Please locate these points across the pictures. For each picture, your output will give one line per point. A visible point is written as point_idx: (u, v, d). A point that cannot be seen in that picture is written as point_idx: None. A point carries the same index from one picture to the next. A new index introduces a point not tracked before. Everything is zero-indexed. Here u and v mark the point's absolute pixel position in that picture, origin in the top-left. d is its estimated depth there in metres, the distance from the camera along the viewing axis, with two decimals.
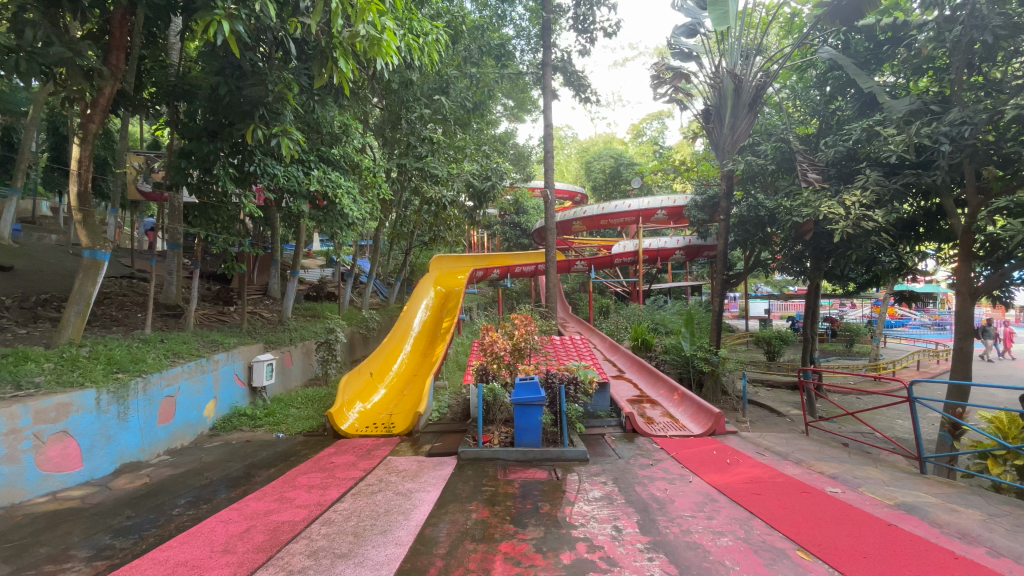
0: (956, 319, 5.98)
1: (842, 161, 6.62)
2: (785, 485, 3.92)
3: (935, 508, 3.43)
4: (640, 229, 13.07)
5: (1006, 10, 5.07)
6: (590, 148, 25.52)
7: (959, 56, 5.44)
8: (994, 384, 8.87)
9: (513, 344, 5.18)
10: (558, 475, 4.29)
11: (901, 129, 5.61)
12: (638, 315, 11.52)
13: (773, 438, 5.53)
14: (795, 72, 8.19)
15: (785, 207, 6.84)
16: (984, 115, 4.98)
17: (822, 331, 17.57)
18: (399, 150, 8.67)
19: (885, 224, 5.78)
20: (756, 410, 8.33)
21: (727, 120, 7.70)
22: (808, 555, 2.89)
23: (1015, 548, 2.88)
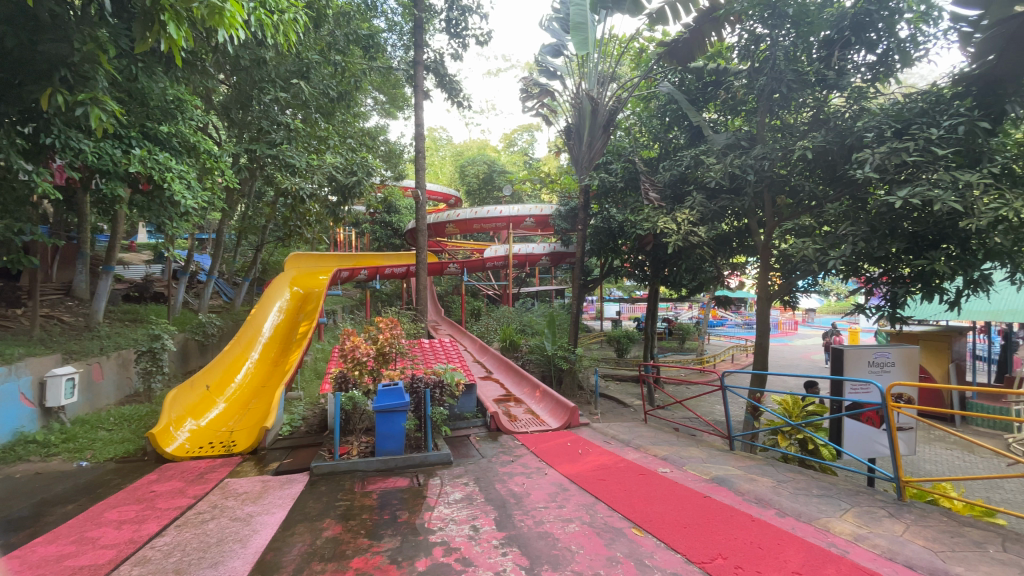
0: (758, 320, 7.21)
1: (677, 183, 7.59)
2: (626, 469, 4.35)
3: (739, 479, 4.10)
4: (511, 235, 13.49)
5: (797, 69, 6.18)
6: (464, 152, 25.81)
7: (765, 101, 6.58)
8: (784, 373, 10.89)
9: (377, 349, 4.92)
10: (419, 482, 4.22)
11: (720, 159, 6.70)
12: (506, 317, 11.85)
13: (618, 427, 6.11)
14: (641, 101, 9.18)
15: (631, 220, 7.62)
16: (778, 153, 6.13)
17: (662, 330, 20.00)
18: (249, 135, 7.80)
19: (706, 238, 6.77)
20: (607, 402, 9.19)
21: (586, 138, 8.39)
22: (640, 531, 3.23)
23: (795, 507, 3.54)
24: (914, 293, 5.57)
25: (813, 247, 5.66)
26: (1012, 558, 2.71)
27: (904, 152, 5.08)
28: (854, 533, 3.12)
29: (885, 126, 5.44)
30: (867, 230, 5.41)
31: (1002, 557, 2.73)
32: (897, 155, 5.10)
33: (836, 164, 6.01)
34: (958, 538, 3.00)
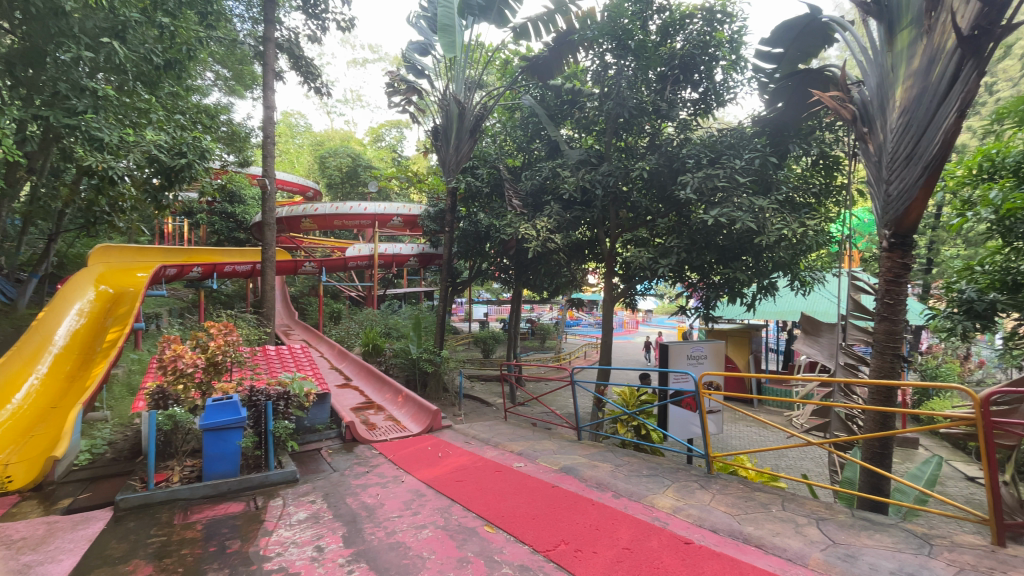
0: (605, 321, 7.94)
1: (537, 192, 7.99)
2: (483, 468, 4.45)
3: (584, 467, 4.45)
4: (376, 234, 12.90)
5: (639, 98, 6.96)
6: (326, 143, 24.12)
7: (612, 124, 7.29)
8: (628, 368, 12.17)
9: (207, 358, 4.29)
10: (258, 504, 3.80)
11: (574, 172, 7.25)
12: (369, 319, 11.32)
13: (479, 427, 6.23)
14: (505, 111, 9.53)
15: (496, 225, 7.81)
16: (622, 171, 6.83)
17: (525, 330, 20.95)
18: (41, 98, 6.37)
19: (562, 245, 7.23)
20: (471, 403, 9.32)
21: (453, 141, 8.40)
22: (492, 528, 3.32)
23: (629, 488, 3.95)
24: (722, 296, 6.66)
25: (647, 255, 6.41)
26: (787, 515, 3.35)
27: (715, 178, 6.02)
28: (674, 506, 3.58)
29: (702, 155, 6.42)
30: (688, 242, 6.30)
31: (780, 515, 3.37)
32: (711, 180, 6.02)
33: (666, 183, 6.92)
34: (750, 501, 3.62)
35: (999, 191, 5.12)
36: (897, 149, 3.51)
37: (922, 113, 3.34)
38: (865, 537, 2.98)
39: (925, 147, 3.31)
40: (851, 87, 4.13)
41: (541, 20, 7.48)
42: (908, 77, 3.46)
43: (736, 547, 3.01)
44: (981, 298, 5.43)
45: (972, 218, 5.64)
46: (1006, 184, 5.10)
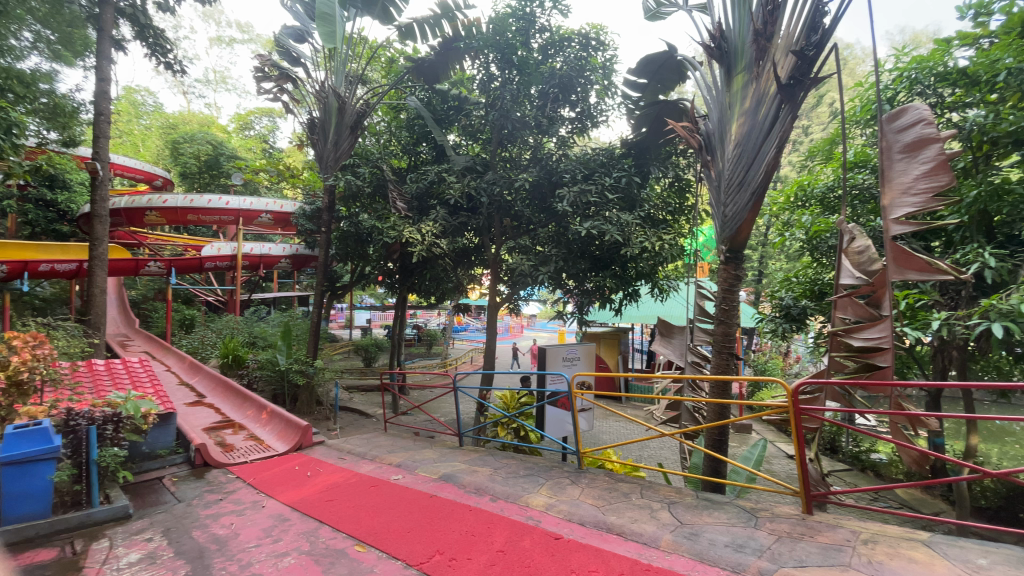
0: (488, 327, 8.06)
1: (422, 196, 7.85)
2: (357, 484, 4.23)
3: (463, 473, 4.45)
4: (241, 233, 11.67)
5: (523, 112, 7.25)
6: (181, 126, 21.23)
7: (496, 134, 7.47)
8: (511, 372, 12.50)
9: (7, 377, 3.54)
10: (76, 549, 3.18)
11: (459, 178, 7.28)
12: (231, 327, 10.16)
13: (355, 440, 5.91)
14: (390, 111, 9.23)
15: (377, 228, 7.50)
16: (505, 181, 7.05)
17: (410, 337, 20.51)
18: None
19: (447, 251, 7.17)
20: (348, 415, 8.83)
21: (331, 136, 7.91)
22: (363, 547, 3.17)
23: (505, 490, 4.04)
24: (594, 302, 7.15)
25: (528, 263, 6.66)
26: (644, 502, 3.69)
27: (588, 193, 6.48)
28: (546, 503, 3.73)
29: (577, 171, 6.89)
30: (565, 251, 6.70)
31: (639, 502, 3.69)
32: (584, 194, 6.48)
33: (546, 194, 7.25)
34: (614, 492, 3.92)
35: (809, 216, 6.23)
36: (732, 176, 4.06)
37: (751, 146, 3.92)
38: (707, 515, 3.38)
39: (752, 176, 3.90)
40: (698, 120, 4.70)
41: (427, 23, 7.42)
42: (741, 114, 4.03)
43: (600, 537, 3.23)
44: (795, 305, 6.53)
45: (789, 238, 6.79)
46: (813, 211, 6.21)
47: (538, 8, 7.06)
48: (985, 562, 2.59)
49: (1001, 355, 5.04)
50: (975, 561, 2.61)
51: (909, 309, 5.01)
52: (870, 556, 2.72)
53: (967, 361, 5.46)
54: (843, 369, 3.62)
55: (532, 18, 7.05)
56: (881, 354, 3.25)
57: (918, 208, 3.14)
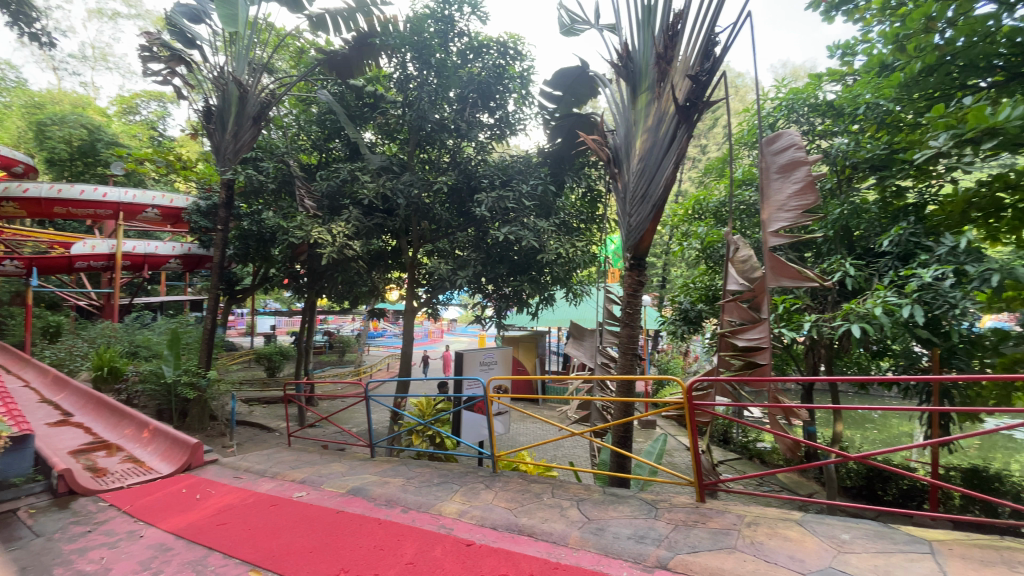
0: (405, 332, 7.86)
1: (333, 195, 7.45)
2: (255, 504, 3.91)
3: (373, 486, 4.29)
4: (122, 228, 10.19)
5: (441, 115, 7.17)
6: (45, 104, 18.45)
7: (413, 135, 7.34)
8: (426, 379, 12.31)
9: None
10: None
11: (374, 178, 7.04)
12: (107, 335, 8.99)
13: (254, 457, 5.47)
14: (299, 104, 8.72)
15: (282, 227, 7.01)
16: (421, 183, 6.93)
17: (321, 344, 19.47)
18: None
19: (360, 253, 6.86)
20: (247, 430, 8.16)
21: (230, 127, 7.29)
22: (259, 572, 2.93)
23: (418, 500, 3.95)
24: (513, 307, 7.22)
25: (446, 267, 6.59)
26: (555, 501, 3.78)
27: (506, 199, 6.57)
28: (460, 510, 3.70)
29: (495, 177, 6.96)
30: (484, 256, 6.72)
31: (550, 502, 3.78)
32: (502, 200, 6.56)
33: (465, 198, 7.23)
34: (526, 494, 3.98)
35: (704, 228, 6.82)
36: (636, 188, 4.32)
37: (653, 161, 4.19)
38: (612, 510, 3.55)
39: (654, 189, 4.19)
40: (607, 134, 4.95)
41: (341, 15, 7.12)
42: (645, 130, 4.31)
43: (511, 539, 3.26)
44: (692, 308, 7.13)
45: (687, 247, 7.36)
46: (708, 223, 6.81)
47: (457, 12, 7.05)
48: (844, 536, 2.96)
49: (859, 351, 5.83)
50: (838, 536, 2.98)
51: (786, 312, 5.63)
52: (753, 538, 3.00)
53: (833, 357, 6.24)
54: (730, 368, 3.99)
55: (451, 22, 7.03)
56: (760, 354, 3.62)
57: (790, 224, 3.53)
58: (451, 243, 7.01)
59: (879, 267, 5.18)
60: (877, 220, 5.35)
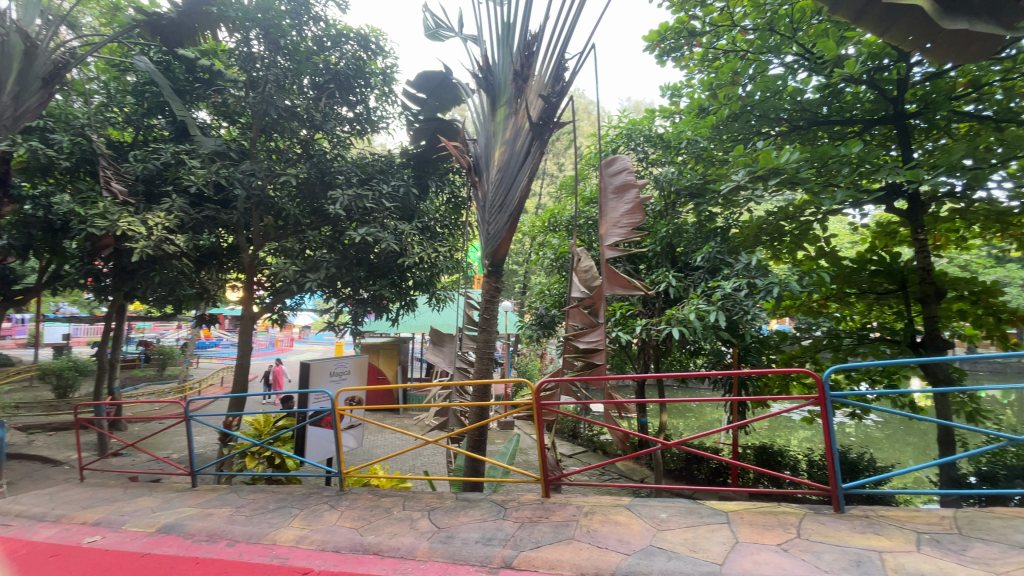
0: (241, 340, 7.04)
1: (152, 178, 6.32)
2: (22, 559, 3.11)
3: (193, 520, 3.72)
4: None
5: (290, 103, 6.58)
6: None
7: (257, 121, 6.59)
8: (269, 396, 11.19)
9: None
10: None
11: (205, 165, 6.17)
12: None
13: (28, 499, 4.38)
14: (109, 70, 7.31)
15: (77, 215, 5.75)
16: (265, 174, 6.29)
17: (135, 356, 16.47)
18: None
19: (185, 250, 5.92)
20: (20, 467, 6.52)
21: (8, 86, 5.72)
22: None
23: (249, 530, 3.52)
24: (371, 313, 6.77)
25: (293, 268, 6.02)
26: (405, 514, 3.66)
27: (364, 199, 6.26)
28: (298, 536, 3.38)
29: (352, 175, 6.58)
30: (339, 258, 6.25)
31: (400, 515, 3.65)
32: (360, 200, 6.23)
33: (318, 195, 6.71)
34: (375, 510, 3.79)
35: (557, 239, 7.29)
36: (495, 198, 4.43)
37: (510, 173, 4.35)
38: (463, 516, 3.56)
39: (510, 200, 4.34)
40: (469, 142, 5.02)
41: None
42: (503, 142, 4.45)
43: (355, 560, 3.07)
44: (546, 313, 7.59)
45: (542, 256, 7.79)
46: (560, 235, 7.31)
47: None
48: (663, 515, 3.37)
49: (679, 351, 6.75)
50: (658, 516, 3.37)
51: (623, 317, 6.28)
52: (589, 526, 3.25)
53: (660, 357, 7.12)
54: (573, 367, 4.30)
55: (305, 3, 6.49)
56: (598, 355, 3.99)
57: (622, 239, 3.94)
58: (299, 243, 6.45)
59: (694, 279, 6.08)
60: (694, 239, 6.28)
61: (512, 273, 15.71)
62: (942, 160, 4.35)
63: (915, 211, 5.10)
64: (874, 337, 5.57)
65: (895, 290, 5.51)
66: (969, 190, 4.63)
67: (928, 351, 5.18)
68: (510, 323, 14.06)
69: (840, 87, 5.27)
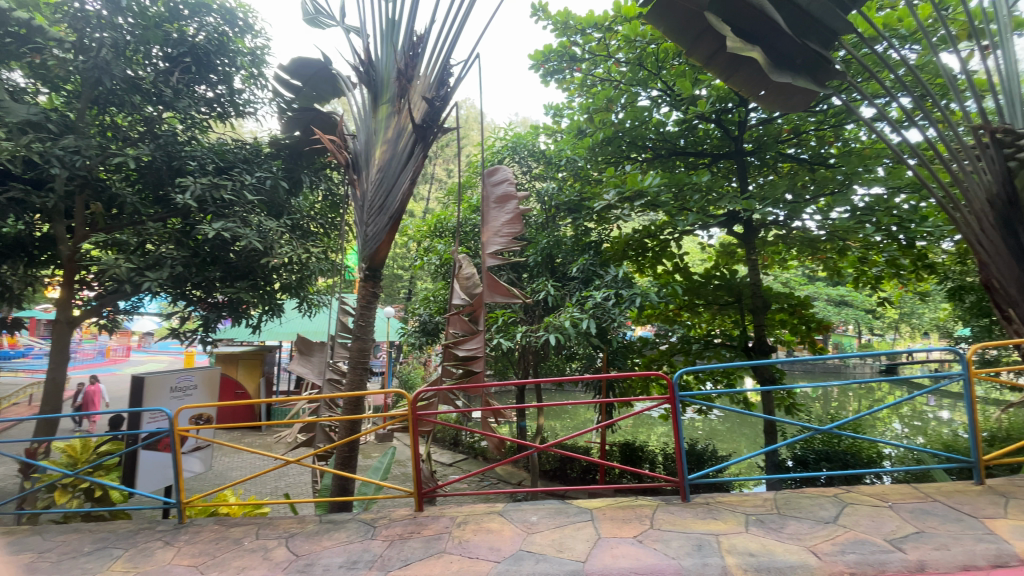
0: (53, 350, 5.85)
1: None
2: None
3: None
4: None
5: (133, 73, 5.70)
6: None
7: (86, 89, 5.50)
8: (92, 418, 9.44)
9: None
10: None
11: (11, 136, 4.89)
12: None
13: None
14: None
15: None
16: (96, 151, 5.29)
17: None
18: None
19: None
20: None
21: None
22: None
23: None
24: (225, 320, 6.07)
25: (127, 264, 5.06)
26: (258, 543, 3.29)
27: (222, 188, 5.61)
28: None
29: (207, 161, 5.94)
30: (187, 255, 5.51)
31: (252, 545, 3.27)
32: (216, 189, 5.58)
33: (163, 180, 5.90)
34: (221, 542, 3.34)
35: (442, 246, 7.24)
36: (374, 198, 4.20)
37: (391, 173, 4.17)
38: (326, 540, 3.29)
39: (391, 202, 4.16)
40: (347, 138, 4.72)
41: None
42: (384, 141, 4.26)
43: None
44: (430, 320, 7.45)
45: (427, 262, 7.66)
46: (446, 241, 7.26)
47: None
48: (533, 518, 3.45)
49: (556, 357, 7.08)
50: (529, 520, 3.44)
51: (504, 324, 6.42)
52: (461, 537, 3.20)
53: (538, 363, 7.41)
54: (451, 376, 4.13)
55: None
56: (478, 362, 3.99)
57: (502, 247, 4.01)
58: (138, 234, 5.51)
59: (570, 288, 6.38)
60: (570, 250, 6.60)
61: (397, 279, 15.22)
62: (770, 193, 5.14)
63: (748, 235, 5.98)
64: (717, 342, 6.39)
65: (732, 302, 6.36)
66: (789, 219, 5.52)
67: (756, 354, 6.03)
68: (393, 330, 13.62)
69: (694, 123, 5.98)
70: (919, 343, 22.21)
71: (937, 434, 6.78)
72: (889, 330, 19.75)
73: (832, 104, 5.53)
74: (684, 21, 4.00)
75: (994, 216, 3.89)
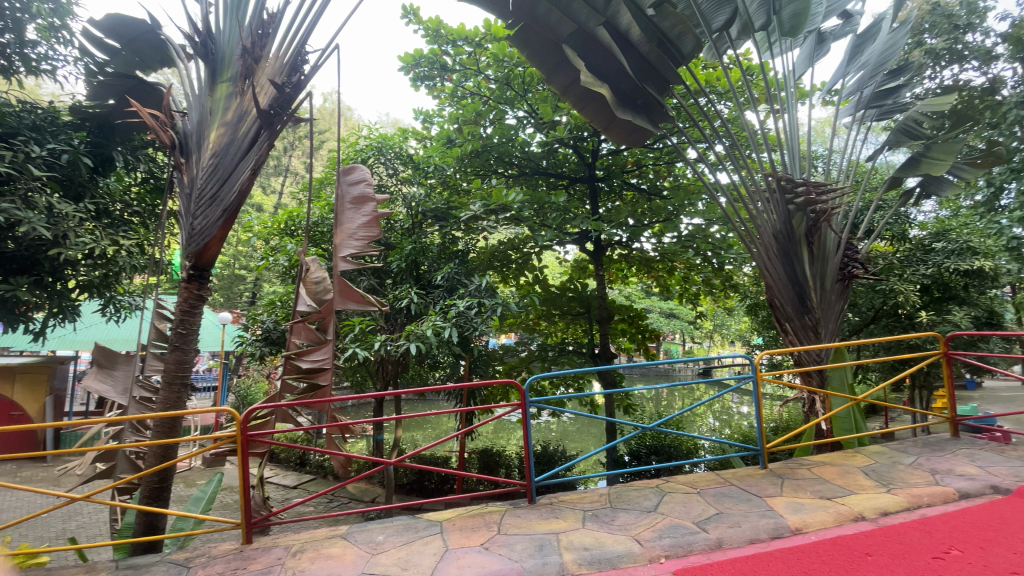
0: None
1: None
2: None
3: None
4: None
5: None
6: None
7: None
8: None
9: None
10: None
11: None
12: None
13: None
14: None
15: None
16: None
17: None
18: None
19: None
20: None
21: None
22: None
23: None
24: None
25: None
26: None
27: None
28: None
29: None
30: None
31: None
32: None
33: None
34: None
35: (292, 246, 6.63)
36: (205, 187, 3.69)
37: (228, 160, 3.71)
38: None
39: (226, 193, 3.69)
40: (175, 115, 4.07)
41: None
42: (221, 125, 3.77)
43: None
44: (275, 328, 6.77)
45: (273, 263, 6.95)
46: (298, 242, 6.67)
47: None
48: (379, 538, 3.30)
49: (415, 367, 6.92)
50: (374, 539, 3.28)
51: (362, 332, 6.09)
52: (296, 568, 2.93)
53: (397, 375, 7.17)
54: (293, 391, 3.83)
55: None
56: (324, 374, 3.72)
57: (358, 250, 3.81)
58: None
59: (434, 296, 6.17)
60: (437, 258, 6.42)
61: (240, 280, 13.59)
62: (615, 217, 5.72)
63: (597, 253, 6.58)
64: (570, 349, 6.89)
65: (583, 313, 6.92)
66: (630, 240, 6.21)
67: (601, 360, 6.61)
68: (229, 338, 12.07)
69: (554, 146, 6.37)
70: (729, 350, 26.43)
71: (737, 427, 8.12)
72: (706, 339, 23.19)
73: (666, 143, 6.34)
74: (545, 49, 4.26)
75: (777, 247, 4.79)
